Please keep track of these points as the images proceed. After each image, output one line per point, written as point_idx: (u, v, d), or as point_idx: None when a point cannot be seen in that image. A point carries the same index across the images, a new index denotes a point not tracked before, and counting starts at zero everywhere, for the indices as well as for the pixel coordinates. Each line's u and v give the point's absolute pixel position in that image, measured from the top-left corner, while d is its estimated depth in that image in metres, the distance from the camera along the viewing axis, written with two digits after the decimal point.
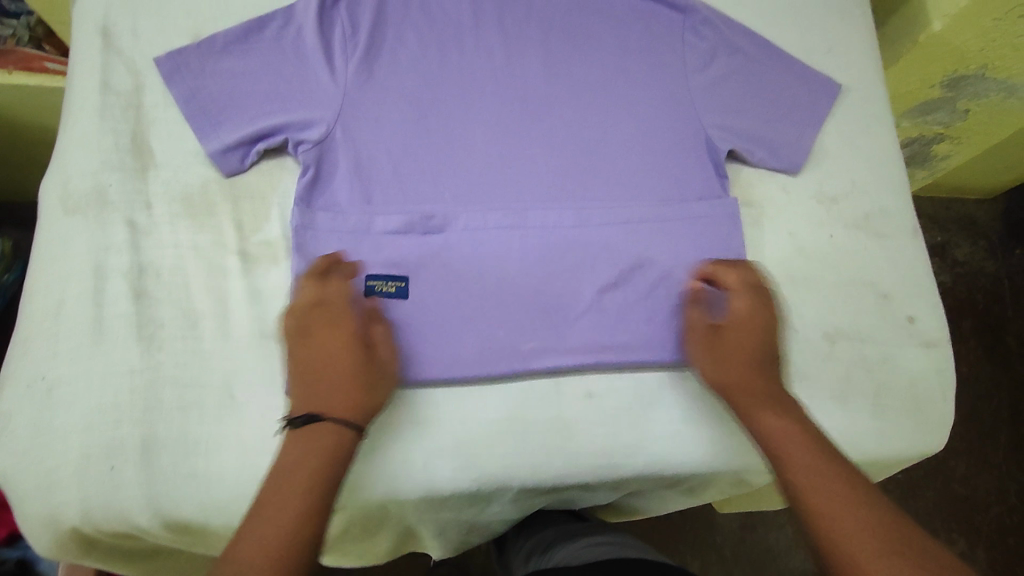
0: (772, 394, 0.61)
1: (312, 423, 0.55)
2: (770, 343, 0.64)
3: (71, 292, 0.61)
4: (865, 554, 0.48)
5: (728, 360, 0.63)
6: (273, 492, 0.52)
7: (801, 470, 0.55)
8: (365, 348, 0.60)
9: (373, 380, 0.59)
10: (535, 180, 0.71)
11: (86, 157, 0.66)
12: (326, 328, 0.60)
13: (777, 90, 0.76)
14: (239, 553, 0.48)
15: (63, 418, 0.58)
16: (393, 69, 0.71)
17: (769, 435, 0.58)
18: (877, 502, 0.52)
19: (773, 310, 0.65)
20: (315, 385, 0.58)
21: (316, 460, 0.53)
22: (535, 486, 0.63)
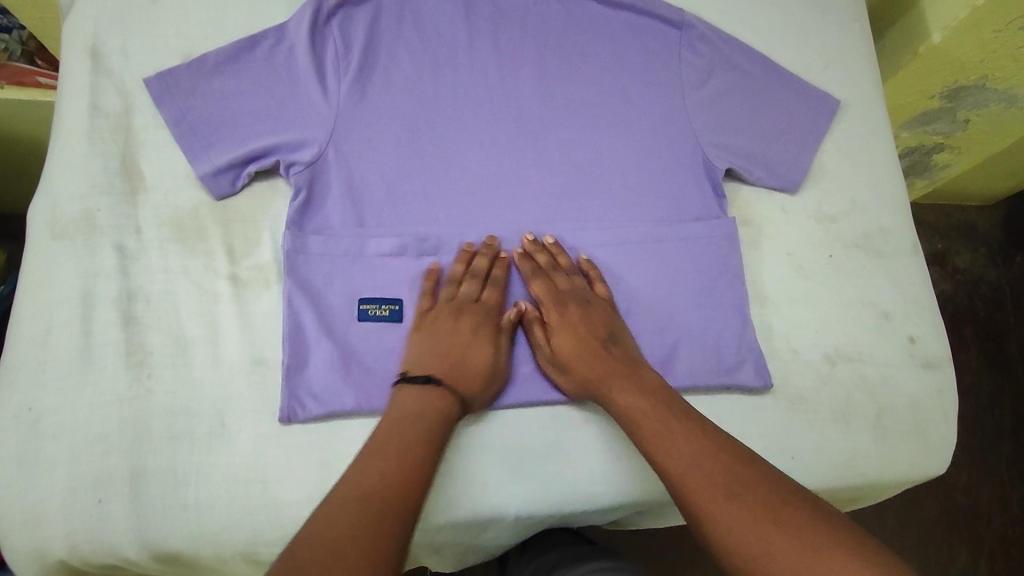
0: (618, 368, 0.62)
1: (429, 385, 0.59)
2: (599, 322, 0.65)
3: (58, 319, 0.60)
4: (709, 502, 0.51)
5: (568, 352, 0.63)
6: (392, 437, 0.54)
7: (649, 437, 0.56)
8: (499, 352, 0.64)
9: (490, 380, 0.63)
10: (530, 201, 0.70)
11: (74, 180, 0.65)
12: (468, 318, 0.64)
13: (775, 108, 0.76)
14: (370, 482, 0.50)
15: (49, 449, 0.57)
16: (386, 89, 0.70)
17: (619, 411, 0.60)
18: (716, 450, 0.54)
19: (572, 298, 0.66)
20: (435, 359, 0.62)
21: (432, 420, 0.56)
22: (531, 514, 0.62)
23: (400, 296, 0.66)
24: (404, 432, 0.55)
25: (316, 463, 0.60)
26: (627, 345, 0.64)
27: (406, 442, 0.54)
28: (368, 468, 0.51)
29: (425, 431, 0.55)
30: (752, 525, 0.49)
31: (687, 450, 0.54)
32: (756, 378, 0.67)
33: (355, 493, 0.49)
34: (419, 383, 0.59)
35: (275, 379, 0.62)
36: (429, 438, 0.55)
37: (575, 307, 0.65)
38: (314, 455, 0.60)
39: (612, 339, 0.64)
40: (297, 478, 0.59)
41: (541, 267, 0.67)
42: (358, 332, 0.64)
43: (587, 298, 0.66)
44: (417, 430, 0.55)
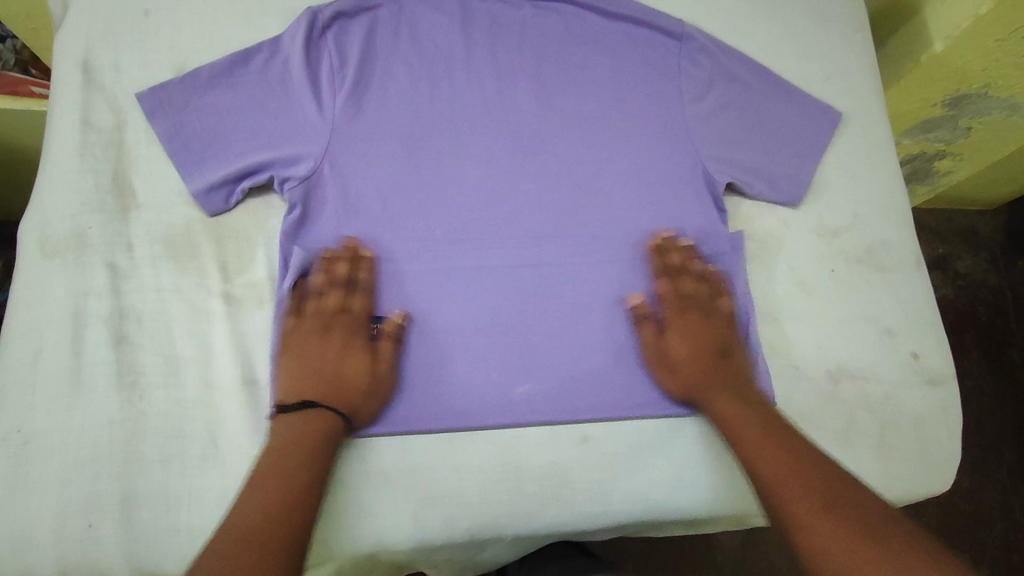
0: (727, 380, 0.64)
1: (309, 411, 0.58)
2: (716, 333, 0.66)
3: (48, 339, 0.59)
4: (805, 513, 0.52)
5: (681, 355, 0.65)
6: (271, 468, 0.54)
7: (751, 447, 0.58)
8: (376, 359, 0.62)
9: (373, 389, 0.61)
10: (529, 216, 0.69)
11: (66, 197, 0.64)
12: (338, 332, 0.62)
13: (776, 121, 0.75)
14: (241, 520, 0.50)
15: (38, 473, 0.56)
16: (382, 103, 0.69)
17: (722, 418, 0.62)
18: (818, 468, 0.55)
19: (699, 309, 0.67)
20: (308, 381, 0.60)
21: (311, 442, 0.56)
22: (529, 534, 0.61)
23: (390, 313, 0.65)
24: (285, 459, 0.54)
25: None
26: (737, 360, 0.65)
27: (286, 470, 0.54)
28: (249, 501, 0.51)
29: (305, 455, 0.55)
30: (847, 540, 0.49)
31: (790, 464, 0.56)
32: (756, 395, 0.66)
33: (235, 528, 0.49)
34: (303, 409, 0.58)
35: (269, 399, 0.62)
36: (309, 461, 0.55)
37: (696, 315, 0.66)
38: None
39: (726, 351, 0.65)
40: None
41: (675, 269, 0.68)
42: None
43: (708, 307, 0.67)
44: (298, 455, 0.55)
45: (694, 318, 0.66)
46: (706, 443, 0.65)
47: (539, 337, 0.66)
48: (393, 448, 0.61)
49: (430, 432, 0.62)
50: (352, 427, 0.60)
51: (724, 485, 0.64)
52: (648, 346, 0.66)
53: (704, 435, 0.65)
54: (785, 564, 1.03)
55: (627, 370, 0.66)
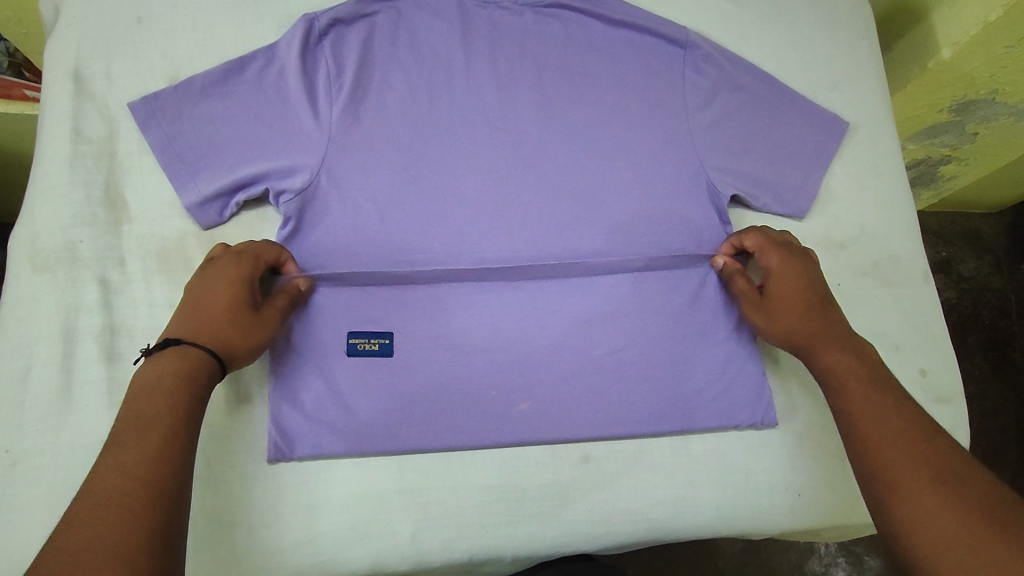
0: (830, 329, 0.62)
1: (168, 347, 0.53)
2: (816, 278, 0.64)
3: (39, 356, 0.58)
4: (910, 480, 0.49)
5: (780, 303, 0.63)
6: (127, 422, 0.48)
7: (857, 403, 0.56)
8: (255, 297, 0.58)
9: (245, 325, 0.57)
10: (530, 228, 0.67)
11: (55, 209, 0.62)
12: (217, 273, 0.58)
13: (781, 131, 0.73)
14: (93, 483, 0.44)
15: (27, 495, 0.54)
16: (379, 113, 0.67)
17: (825, 369, 0.60)
18: (929, 435, 0.52)
19: (808, 261, 0.65)
20: (177, 323, 0.56)
21: (167, 382, 0.51)
22: (530, 554, 0.60)
23: (388, 330, 0.63)
24: (140, 413, 0.49)
25: (306, 506, 0.58)
26: (836, 310, 0.64)
27: (141, 424, 0.48)
28: (100, 469, 0.45)
29: (163, 404, 0.49)
30: (953, 513, 0.46)
31: (894, 430, 0.53)
32: (759, 412, 0.65)
33: (83, 499, 0.43)
34: (164, 346, 0.53)
35: (263, 417, 0.61)
36: (168, 411, 0.49)
37: (800, 259, 0.65)
38: (304, 498, 0.58)
39: (827, 299, 0.64)
40: (287, 521, 0.58)
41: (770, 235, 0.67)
42: (345, 365, 0.61)
43: (805, 254, 0.66)
44: (155, 408, 0.49)
45: (796, 261, 0.65)
46: (709, 461, 0.64)
47: (539, 351, 0.64)
48: (389, 466, 0.60)
49: (432, 450, 0.61)
50: (222, 366, 0.55)
51: (727, 502, 0.63)
52: (745, 295, 0.66)
53: (708, 453, 0.64)
54: (787, 567, 1.02)
55: (629, 386, 0.64)
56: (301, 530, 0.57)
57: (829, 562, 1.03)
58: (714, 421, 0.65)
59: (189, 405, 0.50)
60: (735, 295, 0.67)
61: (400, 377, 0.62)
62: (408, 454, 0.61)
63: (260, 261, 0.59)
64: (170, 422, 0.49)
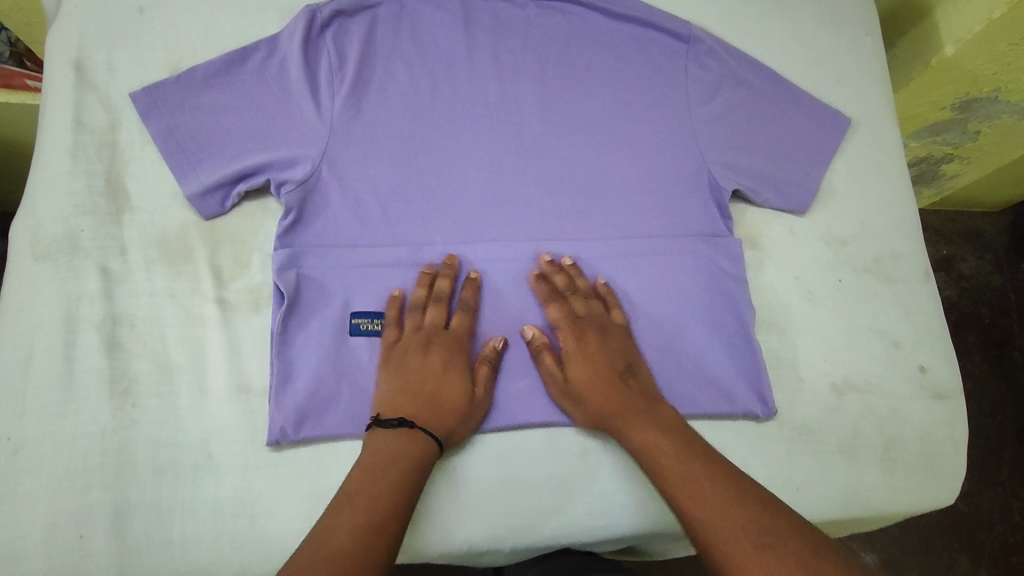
0: (638, 406, 0.60)
1: (401, 428, 0.57)
2: (618, 354, 0.63)
3: (39, 345, 0.58)
4: (740, 555, 0.49)
5: (586, 381, 0.61)
6: (364, 485, 0.53)
7: (678, 485, 0.54)
8: (471, 380, 0.61)
9: (468, 416, 0.60)
10: (530, 222, 0.67)
11: (57, 199, 0.62)
12: (460, 356, 0.62)
13: (783, 127, 0.73)
14: (327, 537, 0.49)
15: (28, 483, 0.55)
16: (381, 104, 0.67)
17: (636, 449, 0.58)
18: (742, 497, 0.52)
19: (600, 327, 0.64)
20: (400, 400, 0.59)
21: (404, 467, 0.54)
22: (529, 546, 0.60)
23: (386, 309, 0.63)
24: (374, 481, 0.53)
25: (308, 496, 0.58)
26: (643, 381, 0.62)
27: (375, 492, 0.52)
28: (333, 527, 0.50)
29: (394, 478, 0.54)
30: None
31: (714, 498, 0.52)
32: (759, 406, 0.65)
33: (315, 550, 0.48)
34: (401, 428, 0.56)
35: (264, 407, 0.61)
36: (395, 491, 0.53)
37: (594, 338, 0.63)
38: (304, 489, 0.59)
39: (629, 373, 0.62)
40: (287, 511, 0.58)
41: (559, 289, 0.65)
42: (346, 347, 0.62)
43: (604, 328, 0.64)
44: (383, 483, 0.53)
45: (586, 331, 0.63)
46: None
47: (539, 345, 0.64)
48: None
49: None
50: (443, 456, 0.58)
51: None
52: (552, 378, 0.62)
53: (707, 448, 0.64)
54: None
55: None
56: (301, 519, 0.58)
57: None
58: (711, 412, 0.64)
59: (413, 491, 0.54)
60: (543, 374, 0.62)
61: None
62: None
63: (466, 338, 0.63)
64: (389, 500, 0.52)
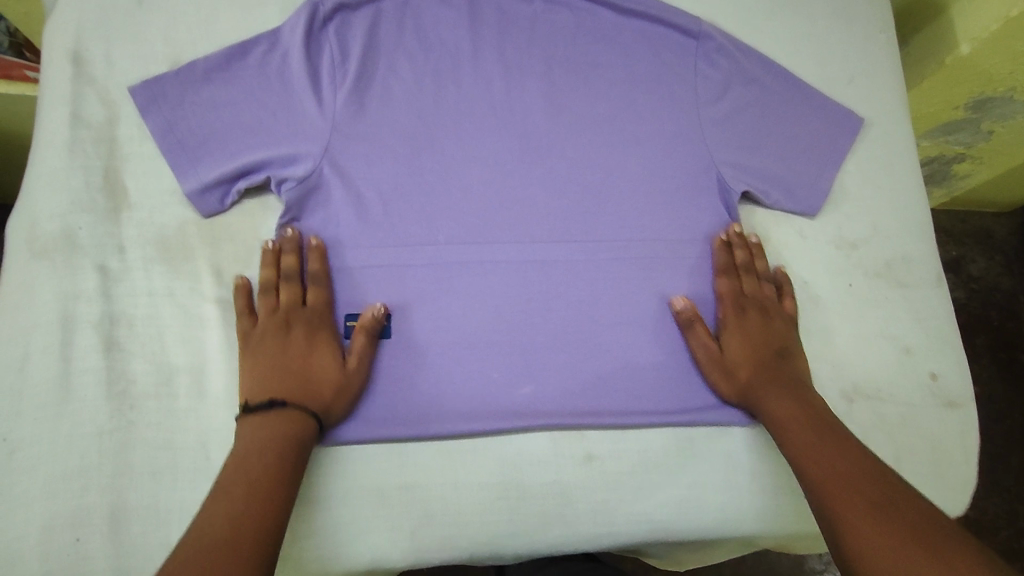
0: (781, 383, 0.61)
1: (272, 411, 0.55)
2: (773, 336, 0.64)
3: (35, 344, 0.57)
4: (848, 508, 0.49)
5: (735, 353, 0.63)
6: (234, 475, 0.51)
7: (806, 450, 0.55)
8: (341, 352, 0.59)
9: (345, 386, 0.58)
10: (536, 223, 0.66)
11: (54, 196, 0.61)
12: (323, 332, 0.60)
13: (795, 127, 0.72)
14: (203, 528, 0.47)
15: (24, 484, 0.54)
16: (385, 101, 0.66)
17: (771, 417, 0.59)
18: (866, 466, 0.53)
19: (761, 310, 0.65)
20: (268, 383, 0.57)
21: (279, 447, 0.53)
22: (530, 554, 0.60)
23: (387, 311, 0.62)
24: (248, 469, 0.51)
25: (307, 501, 0.57)
26: (797, 367, 0.63)
27: (250, 478, 0.50)
28: (211, 516, 0.48)
29: (271, 462, 0.52)
30: (891, 539, 0.46)
31: (836, 462, 0.53)
32: None
33: (195, 543, 0.46)
34: (272, 409, 0.55)
35: None
36: (275, 467, 0.51)
37: (755, 317, 0.65)
38: (306, 493, 0.57)
39: (782, 355, 0.63)
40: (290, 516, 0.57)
41: (737, 264, 0.66)
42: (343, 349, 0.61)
43: (767, 312, 0.65)
44: (261, 464, 0.51)
45: (748, 310, 0.65)
46: (715, 464, 0.62)
47: (544, 348, 0.63)
48: (387, 463, 0.59)
49: (428, 440, 0.60)
50: (324, 426, 0.57)
51: (733, 505, 0.61)
52: (703, 347, 0.63)
53: (714, 455, 0.63)
54: (785, 565, 1.00)
55: (635, 382, 0.63)
56: (301, 524, 0.57)
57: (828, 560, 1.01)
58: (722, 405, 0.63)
59: (294, 464, 0.53)
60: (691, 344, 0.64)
61: (397, 360, 0.61)
62: (407, 449, 0.60)
63: (327, 311, 0.61)
64: (269, 474, 0.51)
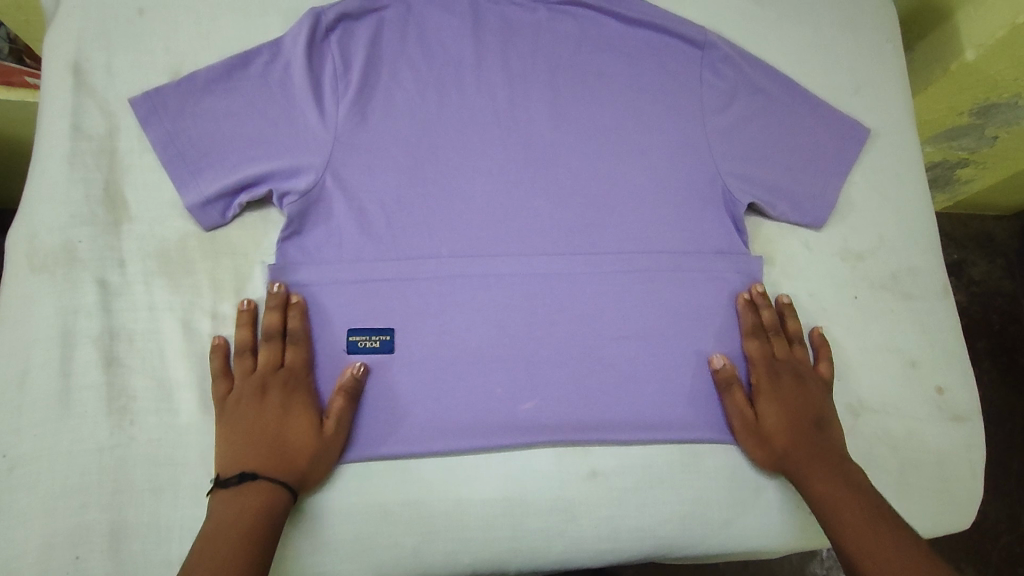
0: (822, 454, 0.60)
1: (244, 484, 0.53)
2: (810, 402, 0.63)
3: (34, 359, 0.56)
4: None
5: (771, 420, 0.62)
6: (201, 553, 0.50)
7: (858, 537, 0.54)
8: (319, 415, 0.58)
9: (321, 452, 0.57)
10: (540, 235, 0.65)
11: (53, 209, 0.61)
12: (299, 395, 0.58)
13: (800, 138, 0.71)
14: None
15: (23, 502, 0.53)
16: (387, 113, 0.65)
17: (817, 500, 0.58)
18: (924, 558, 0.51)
19: (788, 372, 0.64)
20: (242, 452, 0.55)
21: (248, 523, 0.52)
22: (533, 568, 0.59)
23: (391, 324, 0.62)
24: (215, 550, 0.50)
25: (309, 517, 0.57)
26: (833, 435, 0.61)
27: (214, 561, 0.49)
28: None
29: (239, 536, 0.51)
30: None
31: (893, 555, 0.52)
32: None
33: None
34: (243, 481, 0.54)
35: None
36: (243, 545, 0.50)
37: (789, 381, 0.64)
38: (307, 510, 0.57)
39: (820, 423, 0.62)
40: (290, 534, 0.56)
41: (765, 325, 0.65)
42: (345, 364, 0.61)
43: (800, 374, 0.64)
44: (228, 540, 0.50)
45: (778, 373, 0.64)
46: (719, 480, 0.62)
47: (548, 361, 0.63)
48: (389, 479, 0.59)
49: (431, 456, 0.59)
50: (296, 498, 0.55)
51: (737, 519, 0.61)
52: (739, 413, 0.62)
53: (719, 471, 0.62)
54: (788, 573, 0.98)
55: (640, 396, 0.63)
56: (303, 540, 0.56)
57: (831, 565, 0.97)
58: (754, 467, 0.63)
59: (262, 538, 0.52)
60: (725, 405, 0.63)
61: (400, 374, 0.61)
62: (409, 465, 0.59)
63: (307, 373, 0.60)
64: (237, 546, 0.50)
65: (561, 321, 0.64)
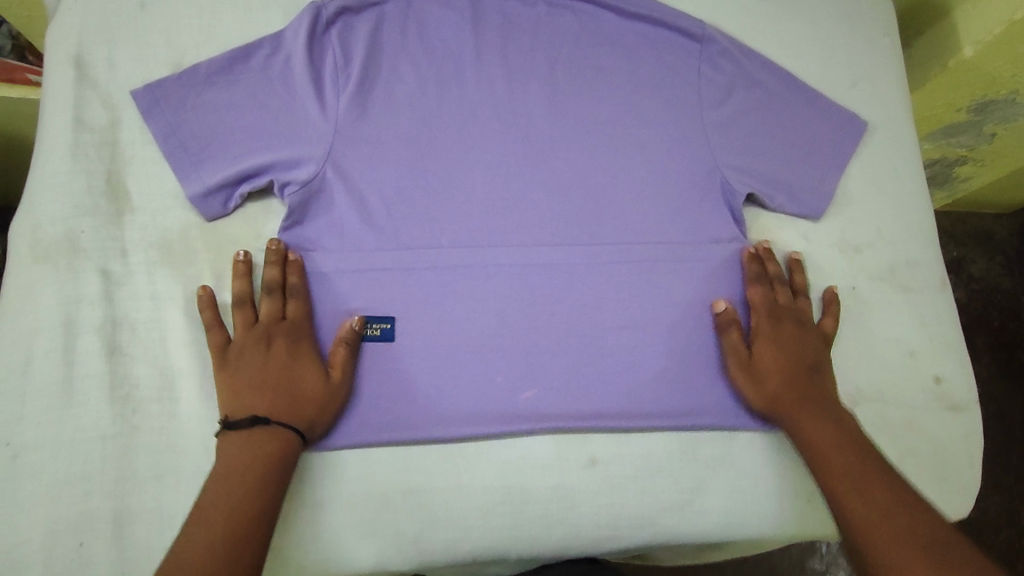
0: (815, 396, 0.61)
1: (256, 427, 0.54)
2: (808, 348, 0.64)
3: (37, 349, 0.57)
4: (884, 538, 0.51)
5: (767, 360, 0.63)
6: (213, 494, 0.51)
7: (838, 469, 0.56)
8: (323, 364, 0.59)
9: (328, 399, 0.58)
10: (540, 226, 0.66)
11: (56, 200, 0.61)
12: (303, 345, 0.59)
13: (798, 131, 0.71)
14: (181, 549, 0.48)
15: (26, 489, 0.54)
16: (388, 105, 0.66)
17: (803, 435, 0.59)
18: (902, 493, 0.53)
19: (791, 319, 0.65)
20: (252, 397, 0.56)
21: (261, 466, 0.52)
22: (533, 557, 0.60)
23: (392, 313, 0.62)
24: (230, 490, 0.51)
25: (310, 504, 0.57)
26: (826, 380, 0.63)
27: (228, 502, 0.50)
28: (189, 538, 0.48)
29: (252, 478, 0.52)
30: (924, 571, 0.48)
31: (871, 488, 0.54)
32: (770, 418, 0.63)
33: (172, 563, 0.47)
34: (255, 425, 0.54)
35: None
36: (257, 487, 0.52)
37: (789, 327, 0.64)
38: (308, 497, 0.57)
39: (817, 368, 0.63)
40: (290, 520, 0.57)
41: (770, 275, 0.67)
42: None
43: (800, 322, 0.65)
44: (241, 482, 0.51)
45: (781, 319, 0.65)
46: (718, 468, 0.62)
47: (547, 351, 0.63)
48: (388, 466, 0.59)
49: (432, 444, 0.60)
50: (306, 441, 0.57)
51: (736, 507, 0.61)
52: (735, 353, 0.63)
53: (717, 459, 0.62)
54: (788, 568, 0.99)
55: (639, 385, 0.63)
56: (303, 528, 0.56)
57: (830, 560, 0.97)
58: (752, 455, 0.63)
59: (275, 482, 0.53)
60: (723, 347, 0.64)
61: (401, 362, 0.61)
62: (409, 452, 0.59)
63: (308, 324, 0.60)
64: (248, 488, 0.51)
65: (560, 311, 0.64)
